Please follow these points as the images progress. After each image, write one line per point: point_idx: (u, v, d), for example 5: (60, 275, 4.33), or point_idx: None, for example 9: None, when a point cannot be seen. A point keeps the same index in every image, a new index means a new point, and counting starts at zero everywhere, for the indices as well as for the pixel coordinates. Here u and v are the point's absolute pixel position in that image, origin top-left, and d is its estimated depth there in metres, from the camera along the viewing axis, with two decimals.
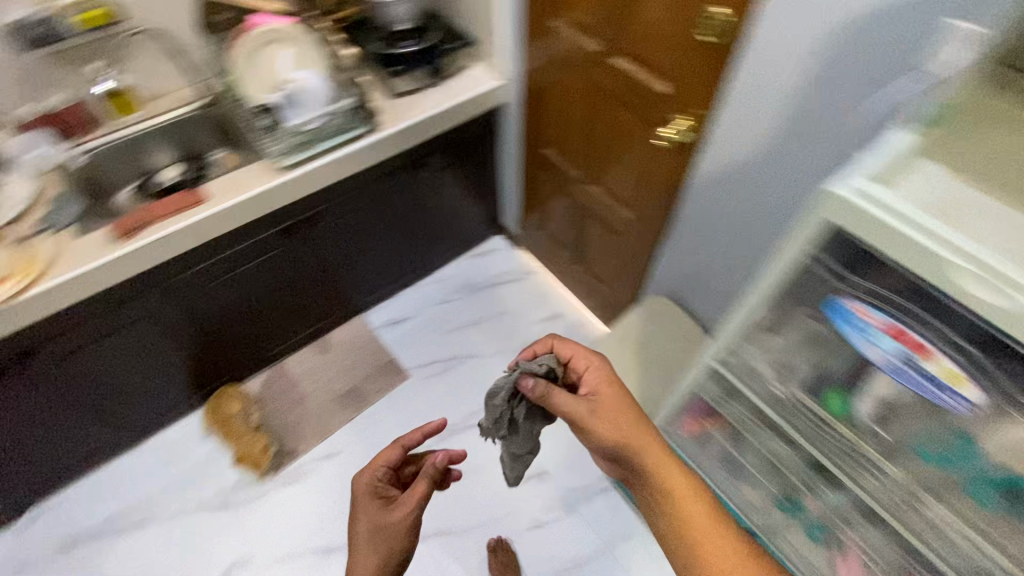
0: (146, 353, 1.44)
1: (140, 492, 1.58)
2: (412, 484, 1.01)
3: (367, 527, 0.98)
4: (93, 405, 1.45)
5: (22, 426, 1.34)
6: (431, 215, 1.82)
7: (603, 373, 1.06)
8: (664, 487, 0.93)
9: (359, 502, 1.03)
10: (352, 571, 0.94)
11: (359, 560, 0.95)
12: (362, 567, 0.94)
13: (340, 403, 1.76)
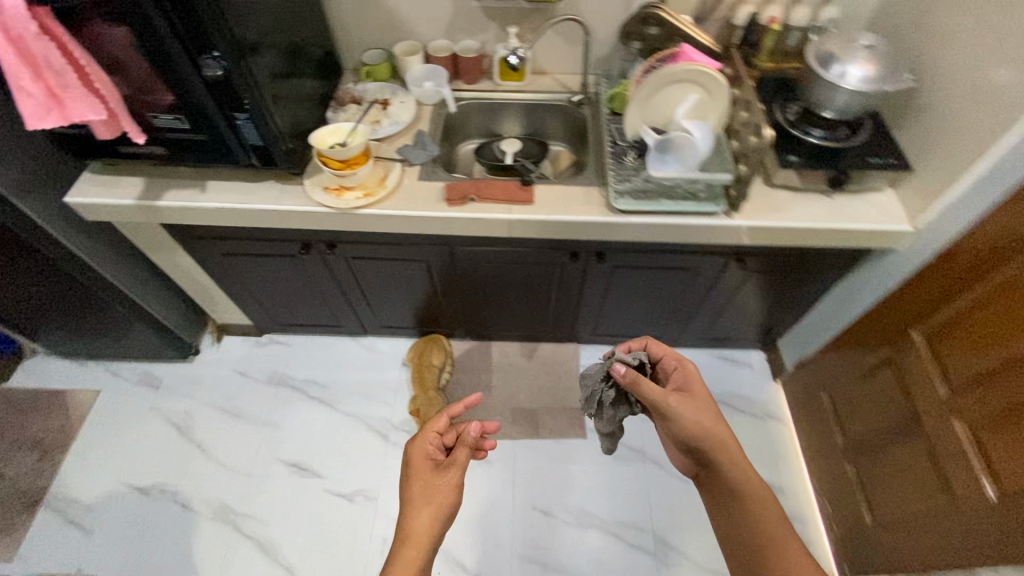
0: (378, 280, 1.55)
1: (312, 395, 1.74)
2: (454, 457, 1.01)
3: (418, 492, 0.98)
4: (328, 296, 1.63)
5: (259, 273, 1.53)
6: (712, 304, 1.58)
7: (696, 386, 1.00)
8: (760, 506, 0.92)
9: (413, 468, 1.03)
10: (408, 536, 0.93)
11: (414, 531, 0.93)
12: (415, 536, 0.93)
13: (516, 420, 1.70)
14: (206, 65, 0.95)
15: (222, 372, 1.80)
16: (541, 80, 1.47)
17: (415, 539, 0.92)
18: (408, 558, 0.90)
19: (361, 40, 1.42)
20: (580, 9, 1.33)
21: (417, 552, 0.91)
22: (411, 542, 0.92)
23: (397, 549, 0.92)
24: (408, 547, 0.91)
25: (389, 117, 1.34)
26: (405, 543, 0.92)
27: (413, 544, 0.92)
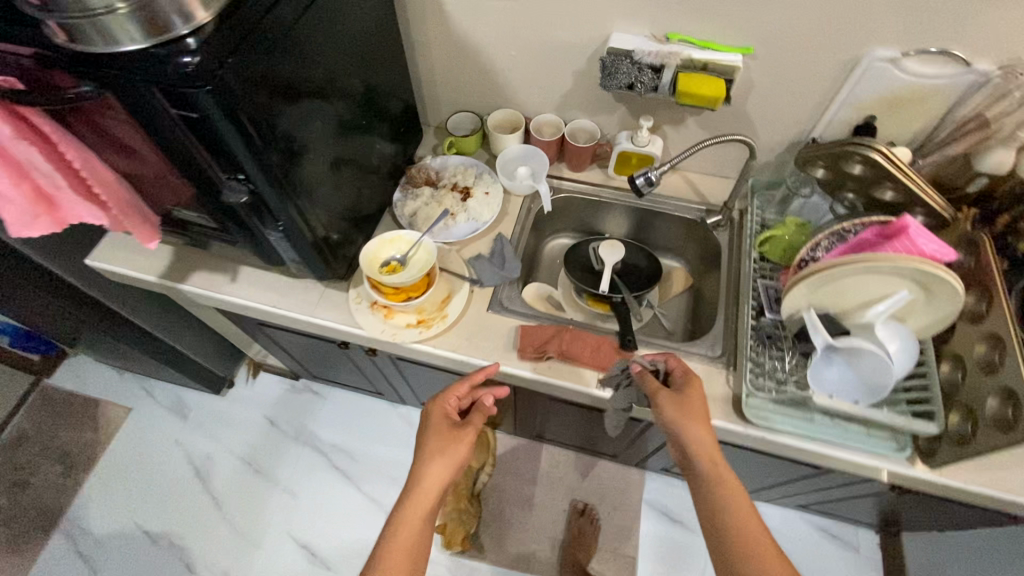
0: (425, 382, 1.32)
1: (338, 463, 1.60)
2: (477, 419, 0.85)
3: (430, 456, 0.80)
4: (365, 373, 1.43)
5: (295, 340, 1.35)
6: (827, 490, 1.24)
7: (696, 395, 0.80)
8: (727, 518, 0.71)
9: (428, 430, 0.84)
10: (409, 506, 0.76)
11: (415, 498, 0.76)
12: (420, 497, 0.76)
13: (554, 552, 1.46)
14: (234, 188, 0.72)
15: (251, 416, 1.67)
16: (668, 178, 1.13)
17: (409, 529, 0.74)
18: (407, 546, 0.72)
19: (451, 97, 1.14)
20: (746, 108, 0.97)
21: (415, 532, 0.74)
22: (411, 512, 0.75)
23: (391, 530, 0.74)
24: (403, 535, 0.73)
25: (466, 213, 1.06)
26: (404, 506, 0.76)
27: (408, 531, 0.74)
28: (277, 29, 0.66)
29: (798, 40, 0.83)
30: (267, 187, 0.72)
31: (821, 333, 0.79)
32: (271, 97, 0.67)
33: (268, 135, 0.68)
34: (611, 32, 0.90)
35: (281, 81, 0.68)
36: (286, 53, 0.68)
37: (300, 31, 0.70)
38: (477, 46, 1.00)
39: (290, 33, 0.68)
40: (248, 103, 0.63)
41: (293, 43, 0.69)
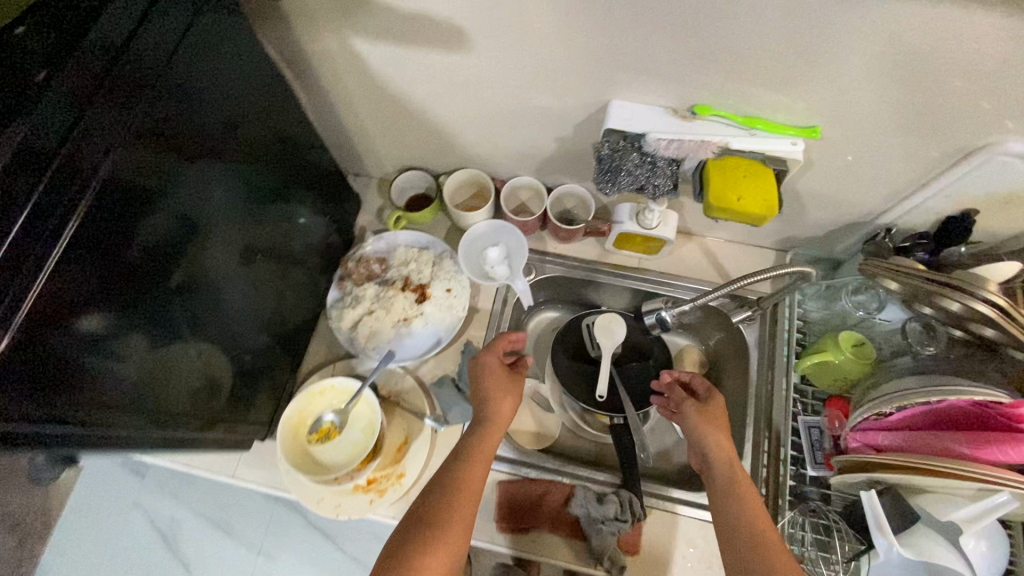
0: None
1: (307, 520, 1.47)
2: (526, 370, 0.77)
3: (494, 413, 0.70)
4: None
5: None
6: None
7: (723, 408, 0.70)
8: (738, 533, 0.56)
9: (480, 382, 0.73)
10: (473, 460, 0.64)
11: (477, 451, 0.65)
12: (480, 454, 0.65)
13: None
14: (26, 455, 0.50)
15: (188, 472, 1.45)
16: (682, 249, 0.89)
17: (467, 502, 0.59)
18: (466, 514, 0.58)
19: (396, 153, 0.85)
20: (795, 185, 0.71)
21: (480, 492, 0.61)
22: (479, 466, 0.63)
23: (454, 491, 0.60)
24: (466, 499, 0.60)
25: (424, 318, 0.81)
26: (464, 462, 0.63)
27: (470, 495, 0.60)
28: (74, 195, 0.42)
29: (887, 118, 0.57)
30: (118, 417, 0.50)
31: (885, 538, 0.61)
32: (99, 279, 0.44)
33: (97, 350, 0.45)
34: (612, 100, 0.62)
35: (102, 264, 0.44)
36: (103, 219, 0.44)
37: (122, 173, 0.45)
38: (424, 103, 0.71)
39: (102, 187, 0.43)
40: (84, 243, 0.43)
41: (119, 181, 0.45)
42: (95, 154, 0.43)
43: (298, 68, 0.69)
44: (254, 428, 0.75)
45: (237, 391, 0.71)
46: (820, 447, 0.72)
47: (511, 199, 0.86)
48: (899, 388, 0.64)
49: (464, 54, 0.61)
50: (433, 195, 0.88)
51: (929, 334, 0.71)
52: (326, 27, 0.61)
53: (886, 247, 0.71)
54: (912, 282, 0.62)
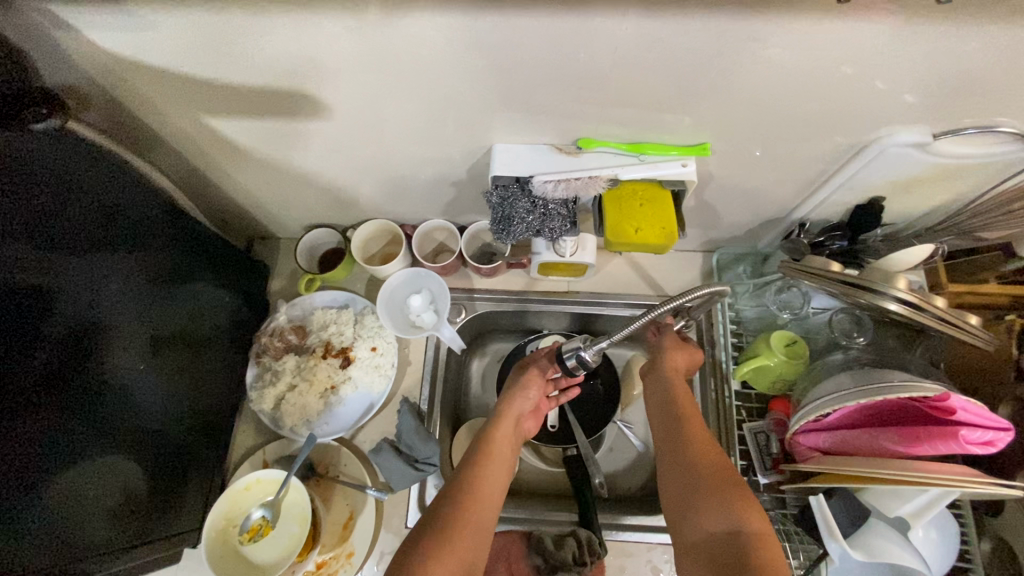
0: None
1: None
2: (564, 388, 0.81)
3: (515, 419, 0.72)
4: None
5: None
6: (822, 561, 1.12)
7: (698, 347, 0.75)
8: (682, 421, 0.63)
9: (521, 387, 0.76)
10: (490, 459, 0.65)
11: (495, 452, 0.66)
12: (495, 454, 0.66)
13: None
14: None
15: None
16: (609, 265, 0.86)
17: (484, 502, 0.59)
18: (483, 512, 0.58)
19: (296, 214, 0.80)
20: (702, 194, 0.70)
21: (497, 494, 0.62)
22: (495, 466, 0.65)
23: (473, 489, 0.60)
24: (482, 498, 0.60)
25: (352, 383, 0.78)
26: (483, 462, 0.64)
27: (487, 494, 0.61)
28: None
29: (772, 125, 0.55)
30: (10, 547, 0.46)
31: (837, 542, 0.60)
32: None
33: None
34: (495, 143, 0.59)
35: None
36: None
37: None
38: (309, 167, 0.67)
39: None
40: None
41: None
42: None
43: (165, 151, 0.64)
44: (188, 533, 0.71)
45: (165, 498, 0.66)
46: (767, 451, 0.71)
47: (426, 242, 0.82)
48: (830, 391, 0.62)
49: (334, 118, 0.57)
50: (344, 251, 0.84)
51: (857, 324, 0.70)
52: (180, 110, 0.56)
53: (801, 243, 0.69)
54: (831, 283, 0.60)
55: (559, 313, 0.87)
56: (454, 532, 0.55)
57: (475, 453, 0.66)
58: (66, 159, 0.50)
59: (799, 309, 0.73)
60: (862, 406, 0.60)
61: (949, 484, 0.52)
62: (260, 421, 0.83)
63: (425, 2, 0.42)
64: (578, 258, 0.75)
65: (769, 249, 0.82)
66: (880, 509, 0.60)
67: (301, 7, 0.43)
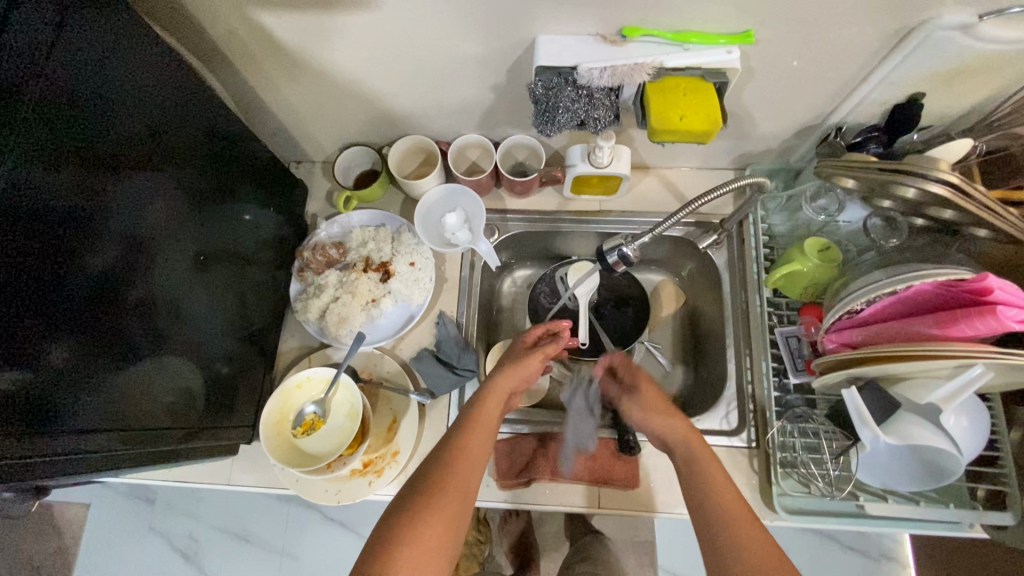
0: None
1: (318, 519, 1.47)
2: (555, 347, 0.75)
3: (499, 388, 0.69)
4: None
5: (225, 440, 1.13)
6: None
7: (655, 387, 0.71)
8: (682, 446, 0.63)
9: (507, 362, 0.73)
10: (473, 431, 0.63)
11: (478, 423, 0.64)
12: (479, 426, 0.64)
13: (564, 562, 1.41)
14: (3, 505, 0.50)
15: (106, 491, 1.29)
16: (640, 184, 0.87)
17: (463, 475, 0.58)
18: (460, 485, 0.57)
19: (333, 131, 0.82)
20: (739, 98, 0.70)
21: (478, 466, 0.60)
22: (478, 438, 0.62)
23: (452, 463, 0.59)
24: (462, 471, 0.58)
25: (392, 296, 0.80)
26: (466, 434, 0.62)
27: (467, 466, 0.59)
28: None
29: (819, 10, 0.55)
30: (87, 437, 0.50)
31: (869, 430, 0.61)
32: (30, 303, 0.43)
33: (43, 383, 0.45)
34: (538, 35, 0.60)
35: (26, 300, 0.43)
36: (19, 250, 0.42)
37: (31, 197, 0.43)
38: (351, 73, 0.68)
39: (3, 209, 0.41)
40: (10, 274, 0.41)
41: (29, 191, 0.43)
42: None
43: (210, 55, 0.65)
44: (242, 431, 0.75)
45: (219, 398, 0.70)
46: (799, 354, 0.73)
47: (461, 160, 0.83)
48: (863, 285, 0.65)
49: (381, 11, 0.58)
50: (380, 170, 0.85)
51: (890, 227, 0.70)
52: (227, 4, 0.57)
53: (839, 145, 0.69)
54: (870, 175, 0.61)
55: (590, 233, 0.89)
56: (430, 505, 0.54)
57: (460, 425, 0.64)
58: (108, 72, 0.49)
59: (834, 215, 0.74)
60: (901, 295, 0.61)
61: (989, 356, 0.54)
62: (303, 335, 0.86)
63: None
64: (612, 167, 0.76)
65: (802, 163, 0.83)
66: (912, 398, 0.62)
67: None
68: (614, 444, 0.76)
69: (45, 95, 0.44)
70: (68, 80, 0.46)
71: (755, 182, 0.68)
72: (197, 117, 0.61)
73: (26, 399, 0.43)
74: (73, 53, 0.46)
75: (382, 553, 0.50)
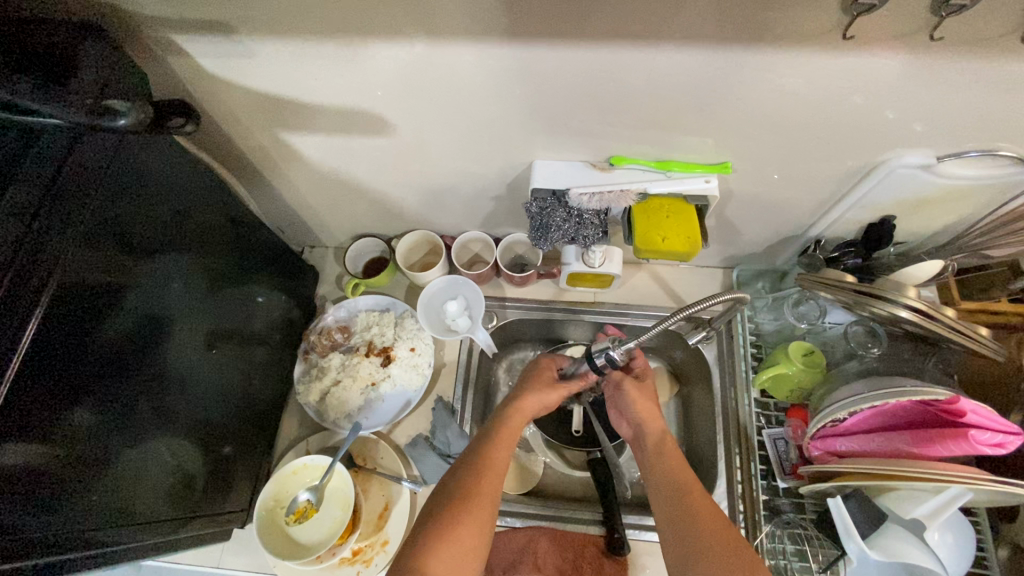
0: None
1: None
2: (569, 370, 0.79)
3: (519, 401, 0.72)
4: None
5: None
6: None
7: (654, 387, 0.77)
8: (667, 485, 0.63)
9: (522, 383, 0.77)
10: (498, 443, 0.65)
11: (505, 434, 0.67)
12: (504, 439, 0.67)
13: None
14: None
15: None
16: (633, 278, 0.92)
17: (495, 475, 0.61)
18: (487, 496, 0.59)
19: (346, 222, 0.88)
20: (723, 210, 0.75)
21: (502, 475, 0.62)
22: (505, 446, 0.66)
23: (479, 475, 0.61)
24: (490, 478, 0.61)
25: (391, 380, 0.83)
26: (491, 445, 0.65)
27: (493, 478, 0.61)
28: (25, 308, 0.44)
29: (788, 145, 0.61)
30: (89, 519, 0.52)
31: (855, 543, 0.63)
32: (70, 383, 0.47)
33: (55, 463, 0.47)
34: (536, 159, 0.67)
35: (61, 377, 0.47)
36: (57, 333, 0.46)
37: (72, 283, 0.47)
38: (366, 178, 0.75)
39: (57, 298, 0.46)
40: (55, 357, 0.46)
41: (81, 282, 0.48)
42: (50, 261, 0.46)
43: (240, 161, 0.72)
44: (235, 514, 0.76)
45: (216, 481, 0.71)
46: (786, 458, 0.75)
47: (463, 252, 0.89)
48: (844, 397, 0.65)
49: (393, 133, 0.65)
50: (388, 258, 0.91)
51: (872, 336, 0.73)
52: (258, 124, 0.64)
53: (818, 260, 0.74)
54: (844, 292, 0.65)
55: (586, 322, 0.92)
56: (463, 508, 0.57)
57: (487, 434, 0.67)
58: (156, 178, 0.56)
59: (816, 320, 0.77)
60: (878, 410, 0.63)
61: (964, 482, 0.56)
62: (304, 414, 0.89)
63: (482, 36, 0.50)
64: (605, 267, 0.80)
65: (787, 266, 0.88)
66: (898, 513, 0.63)
67: (374, 35, 0.50)
68: (602, 543, 0.76)
69: (104, 204, 0.50)
70: (125, 187, 0.52)
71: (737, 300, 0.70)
72: (218, 209, 0.66)
73: (40, 478, 0.45)
74: (132, 168, 0.53)
75: (421, 550, 0.53)
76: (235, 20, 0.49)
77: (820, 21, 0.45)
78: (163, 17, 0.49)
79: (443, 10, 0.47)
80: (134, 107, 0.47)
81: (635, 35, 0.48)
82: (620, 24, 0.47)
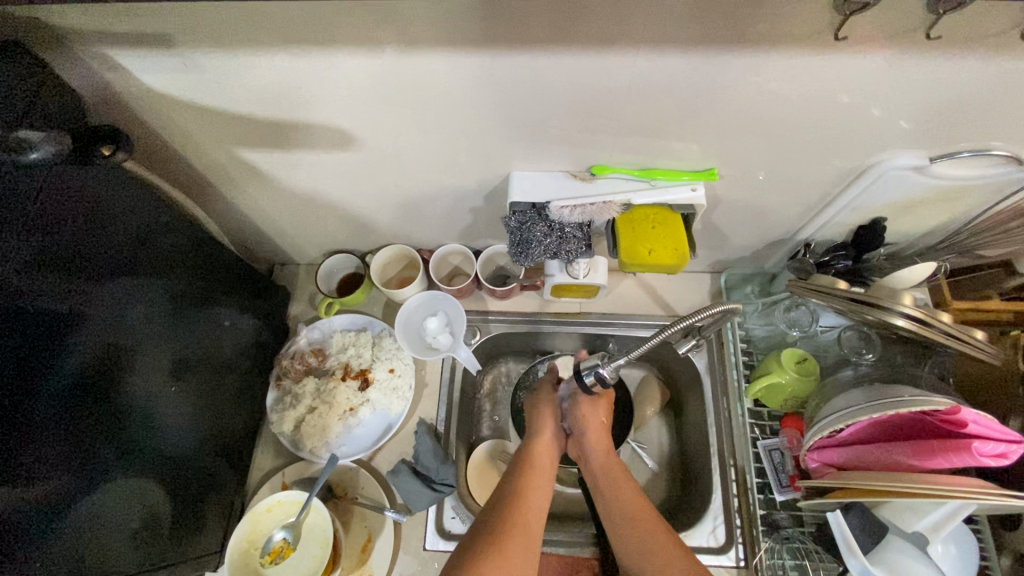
0: None
1: None
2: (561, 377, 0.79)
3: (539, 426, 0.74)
4: None
5: None
6: None
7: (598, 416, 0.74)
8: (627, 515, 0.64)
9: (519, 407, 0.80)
10: (534, 477, 0.66)
11: (539, 468, 0.68)
12: (539, 472, 0.67)
13: None
14: None
15: None
16: (620, 287, 0.89)
17: (533, 513, 0.61)
18: (529, 532, 0.59)
19: (319, 239, 0.84)
20: (710, 216, 0.72)
21: (542, 511, 0.63)
22: (539, 479, 0.67)
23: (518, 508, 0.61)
24: (529, 515, 0.61)
25: (370, 405, 0.79)
26: (528, 476, 0.66)
27: (531, 508, 0.62)
28: None
29: (776, 149, 0.58)
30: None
31: (857, 559, 0.60)
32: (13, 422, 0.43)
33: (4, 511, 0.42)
34: (513, 171, 0.64)
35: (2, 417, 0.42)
36: None
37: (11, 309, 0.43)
38: (336, 194, 0.71)
39: None
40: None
41: (23, 309, 0.44)
42: None
43: (196, 180, 0.67)
44: (207, 557, 0.71)
45: (185, 521, 0.66)
46: (783, 469, 0.73)
47: (442, 266, 0.86)
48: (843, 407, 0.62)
49: (359, 146, 0.60)
50: (363, 275, 0.86)
51: (865, 340, 0.71)
52: (213, 141, 0.60)
53: (809, 263, 0.71)
54: (839, 300, 0.62)
55: (571, 334, 0.88)
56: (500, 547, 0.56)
57: (518, 467, 0.68)
58: (97, 203, 0.50)
59: (808, 327, 0.76)
60: (876, 419, 0.61)
61: (970, 495, 0.53)
62: (279, 443, 0.84)
63: (452, 44, 0.46)
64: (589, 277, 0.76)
65: (776, 269, 0.86)
66: (899, 524, 0.60)
67: (334, 45, 0.46)
68: (597, 565, 0.74)
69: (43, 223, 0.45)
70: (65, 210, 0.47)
71: (732, 306, 0.65)
72: (180, 231, 0.62)
73: None
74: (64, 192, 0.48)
75: None
76: (176, 32, 0.45)
77: (813, 21, 0.42)
78: (98, 31, 0.44)
79: (409, 15, 0.43)
80: (50, 137, 0.43)
81: (613, 39, 0.45)
82: (599, 29, 0.44)
